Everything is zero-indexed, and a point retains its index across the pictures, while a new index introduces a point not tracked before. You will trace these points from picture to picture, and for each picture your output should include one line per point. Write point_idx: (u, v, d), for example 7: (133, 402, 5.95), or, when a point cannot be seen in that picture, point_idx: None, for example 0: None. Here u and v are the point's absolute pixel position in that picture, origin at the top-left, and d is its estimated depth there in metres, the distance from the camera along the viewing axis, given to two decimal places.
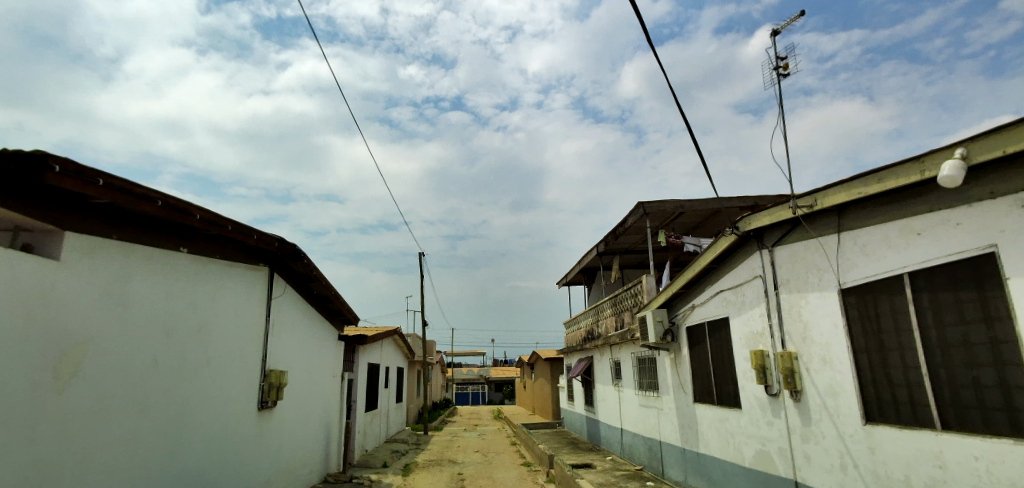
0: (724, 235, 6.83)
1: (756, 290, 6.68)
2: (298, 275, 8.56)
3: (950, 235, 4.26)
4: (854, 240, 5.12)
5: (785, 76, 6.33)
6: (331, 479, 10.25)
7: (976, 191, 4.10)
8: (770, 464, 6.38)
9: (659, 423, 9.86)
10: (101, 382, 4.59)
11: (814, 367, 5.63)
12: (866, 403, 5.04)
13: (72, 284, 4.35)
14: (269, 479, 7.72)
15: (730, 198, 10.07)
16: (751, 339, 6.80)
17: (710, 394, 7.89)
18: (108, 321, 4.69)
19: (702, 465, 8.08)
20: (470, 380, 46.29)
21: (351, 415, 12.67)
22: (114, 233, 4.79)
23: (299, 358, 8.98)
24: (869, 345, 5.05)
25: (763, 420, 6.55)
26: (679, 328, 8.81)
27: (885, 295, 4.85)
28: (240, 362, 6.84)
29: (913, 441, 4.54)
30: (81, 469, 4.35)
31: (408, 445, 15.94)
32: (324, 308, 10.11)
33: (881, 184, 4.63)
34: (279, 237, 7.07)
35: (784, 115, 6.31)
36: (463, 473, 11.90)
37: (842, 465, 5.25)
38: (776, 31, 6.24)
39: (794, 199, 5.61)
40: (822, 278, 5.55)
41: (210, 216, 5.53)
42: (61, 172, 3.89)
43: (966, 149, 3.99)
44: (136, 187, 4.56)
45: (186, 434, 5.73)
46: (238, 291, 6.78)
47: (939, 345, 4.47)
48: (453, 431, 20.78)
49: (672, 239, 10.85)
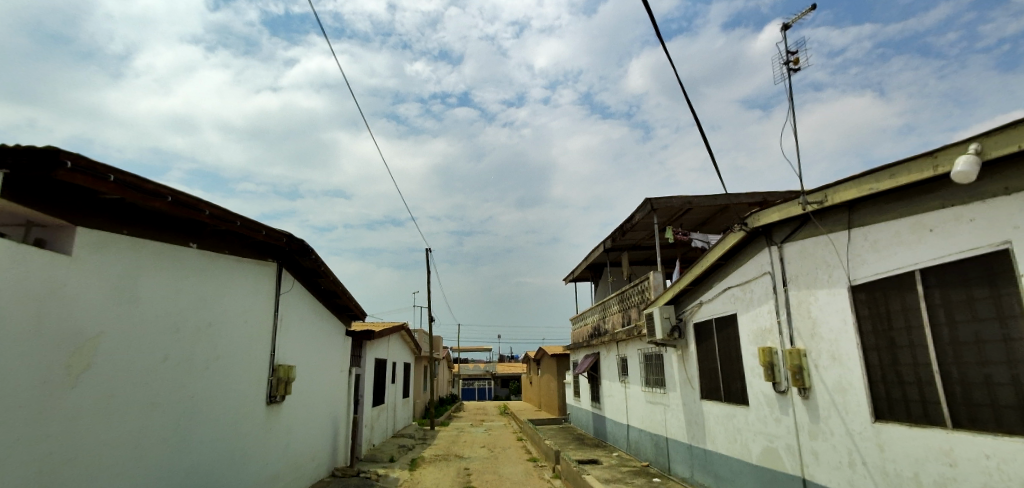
0: (732, 232, 6.78)
1: (764, 286, 6.64)
2: (305, 271, 8.57)
3: (963, 231, 4.20)
4: (864, 237, 5.07)
5: (796, 71, 6.26)
6: (338, 473, 10.30)
7: (989, 187, 4.04)
8: (777, 462, 6.35)
9: (666, 419, 9.84)
10: (106, 381, 4.57)
11: (823, 364, 5.59)
12: (875, 400, 5.00)
13: (82, 281, 4.38)
14: (276, 474, 7.77)
15: (738, 193, 9.99)
16: (759, 336, 6.76)
17: (717, 391, 7.85)
18: (117, 316, 4.72)
19: (709, 462, 8.05)
20: (476, 376, 46.32)
21: (358, 410, 12.76)
22: (124, 229, 4.83)
23: (306, 354, 9.00)
24: (879, 343, 5.01)
25: (771, 418, 6.51)
26: (686, 324, 8.78)
27: (896, 293, 4.80)
28: (247, 359, 6.85)
29: (923, 439, 4.49)
30: (86, 467, 4.34)
31: (414, 440, 15.99)
32: (331, 304, 10.16)
33: (892, 180, 4.57)
34: (287, 233, 7.11)
35: (793, 111, 6.25)
36: (469, 468, 11.94)
37: (850, 462, 5.22)
38: (786, 25, 6.18)
39: (804, 195, 5.55)
40: (832, 275, 5.50)
41: (217, 212, 5.55)
42: (72, 169, 3.93)
43: (980, 144, 3.92)
44: (147, 184, 4.60)
45: (192, 431, 5.72)
46: (245, 288, 6.79)
47: (950, 343, 4.42)
48: (460, 426, 20.86)
49: (679, 236, 10.80)
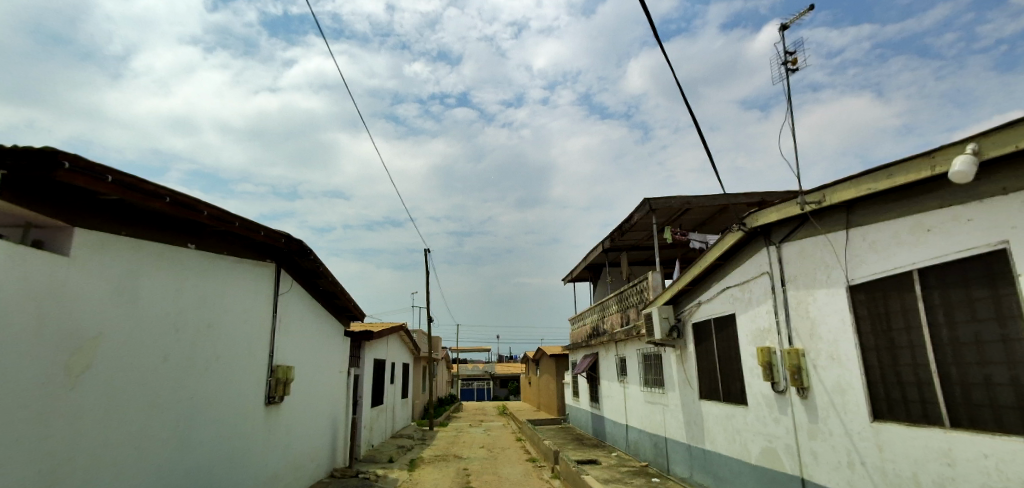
0: (731, 232, 6.78)
1: (763, 287, 6.64)
2: (304, 271, 8.57)
3: (961, 231, 4.21)
4: (863, 237, 5.08)
5: (794, 71, 6.26)
6: (338, 473, 10.29)
7: (988, 186, 4.04)
8: (777, 462, 6.35)
9: (665, 420, 9.84)
10: (108, 380, 4.60)
11: (822, 364, 5.60)
12: (875, 401, 5.00)
13: (83, 282, 4.39)
14: (277, 472, 7.79)
15: (737, 193, 9.99)
16: (758, 336, 6.76)
17: (716, 391, 7.85)
18: (117, 317, 4.71)
19: (708, 462, 8.05)
20: (475, 377, 46.32)
21: (357, 411, 12.76)
22: (123, 230, 4.82)
23: (305, 355, 8.99)
24: (878, 343, 5.01)
25: (770, 418, 6.51)
26: (685, 324, 8.78)
27: (895, 293, 4.80)
28: (247, 359, 6.85)
29: (922, 439, 4.50)
30: (90, 465, 4.37)
31: (413, 440, 15.98)
32: (331, 304, 10.16)
33: (891, 180, 4.58)
34: (286, 234, 7.12)
35: (791, 111, 6.27)
36: (468, 468, 11.93)
37: (849, 462, 5.22)
38: (783, 26, 6.19)
39: (802, 196, 5.56)
40: (830, 275, 5.51)
41: (216, 212, 5.54)
42: (72, 169, 3.93)
43: (978, 144, 3.93)
44: (146, 184, 4.59)
45: (194, 430, 5.75)
46: (245, 288, 6.80)
47: (950, 343, 4.43)
48: (459, 426, 20.83)
49: (678, 237, 10.82)
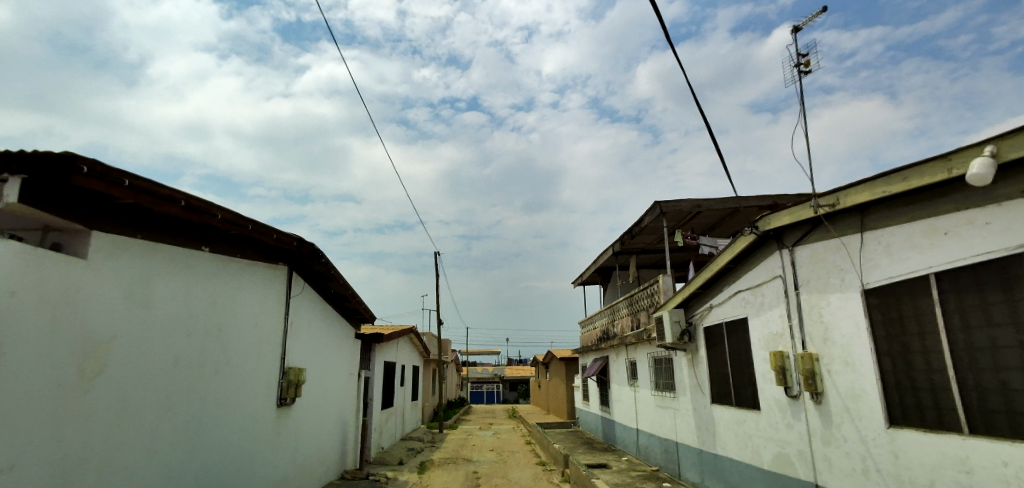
0: (744, 235, 6.74)
1: (775, 290, 6.58)
2: (315, 274, 8.62)
3: (976, 234, 4.16)
4: (877, 241, 5.02)
5: (806, 74, 6.21)
6: (348, 476, 10.28)
7: (1004, 190, 3.99)
8: (789, 468, 6.29)
9: (676, 424, 9.77)
10: (119, 381, 4.63)
11: (835, 369, 5.52)
12: (890, 407, 4.92)
13: (100, 285, 4.46)
14: (286, 476, 7.77)
15: (749, 197, 9.91)
16: (770, 340, 6.70)
17: (728, 396, 7.80)
18: (130, 320, 4.76)
19: (719, 466, 7.99)
20: (483, 380, 46.70)
21: (367, 413, 12.75)
22: (138, 234, 4.88)
23: (315, 359, 9.01)
24: (892, 348, 4.94)
25: (782, 423, 6.45)
26: (696, 328, 8.72)
27: (910, 298, 4.73)
28: (259, 363, 6.90)
29: (940, 446, 4.41)
30: (99, 464, 4.38)
31: (423, 443, 15.96)
32: (342, 307, 10.22)
33: (905, 183, 4.53)
34: (297, 237, 7.16)
35: (804, 113, 6.22)
36: (478, 471, 11.92)
37: (864, 469, 5.14)
38: (796, 28, 6.14)
39: (815, 199, 5.51)
40: (844, 278, 5.45)
41: (229, 216, 5.61)
42: (88, 174, 3.99)
43: (995, 147, 3.89)
44: (160, 189, 4.66)
45: (202, 432, 5.73)
46: (256, 289, 6.83)
47: (966, 348, 4.37)
48: (469, 430, 20.69)
49: (689, 240, 10.65)
